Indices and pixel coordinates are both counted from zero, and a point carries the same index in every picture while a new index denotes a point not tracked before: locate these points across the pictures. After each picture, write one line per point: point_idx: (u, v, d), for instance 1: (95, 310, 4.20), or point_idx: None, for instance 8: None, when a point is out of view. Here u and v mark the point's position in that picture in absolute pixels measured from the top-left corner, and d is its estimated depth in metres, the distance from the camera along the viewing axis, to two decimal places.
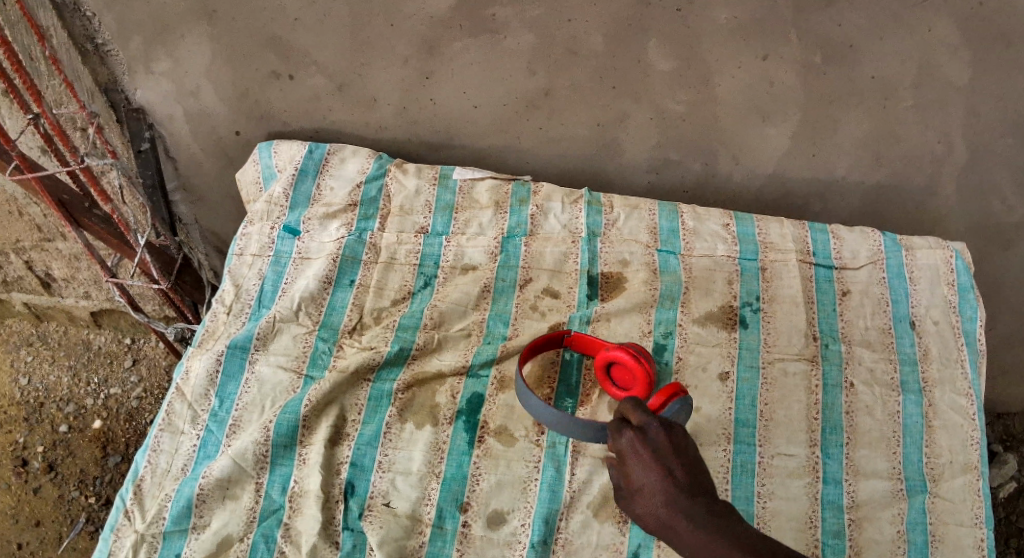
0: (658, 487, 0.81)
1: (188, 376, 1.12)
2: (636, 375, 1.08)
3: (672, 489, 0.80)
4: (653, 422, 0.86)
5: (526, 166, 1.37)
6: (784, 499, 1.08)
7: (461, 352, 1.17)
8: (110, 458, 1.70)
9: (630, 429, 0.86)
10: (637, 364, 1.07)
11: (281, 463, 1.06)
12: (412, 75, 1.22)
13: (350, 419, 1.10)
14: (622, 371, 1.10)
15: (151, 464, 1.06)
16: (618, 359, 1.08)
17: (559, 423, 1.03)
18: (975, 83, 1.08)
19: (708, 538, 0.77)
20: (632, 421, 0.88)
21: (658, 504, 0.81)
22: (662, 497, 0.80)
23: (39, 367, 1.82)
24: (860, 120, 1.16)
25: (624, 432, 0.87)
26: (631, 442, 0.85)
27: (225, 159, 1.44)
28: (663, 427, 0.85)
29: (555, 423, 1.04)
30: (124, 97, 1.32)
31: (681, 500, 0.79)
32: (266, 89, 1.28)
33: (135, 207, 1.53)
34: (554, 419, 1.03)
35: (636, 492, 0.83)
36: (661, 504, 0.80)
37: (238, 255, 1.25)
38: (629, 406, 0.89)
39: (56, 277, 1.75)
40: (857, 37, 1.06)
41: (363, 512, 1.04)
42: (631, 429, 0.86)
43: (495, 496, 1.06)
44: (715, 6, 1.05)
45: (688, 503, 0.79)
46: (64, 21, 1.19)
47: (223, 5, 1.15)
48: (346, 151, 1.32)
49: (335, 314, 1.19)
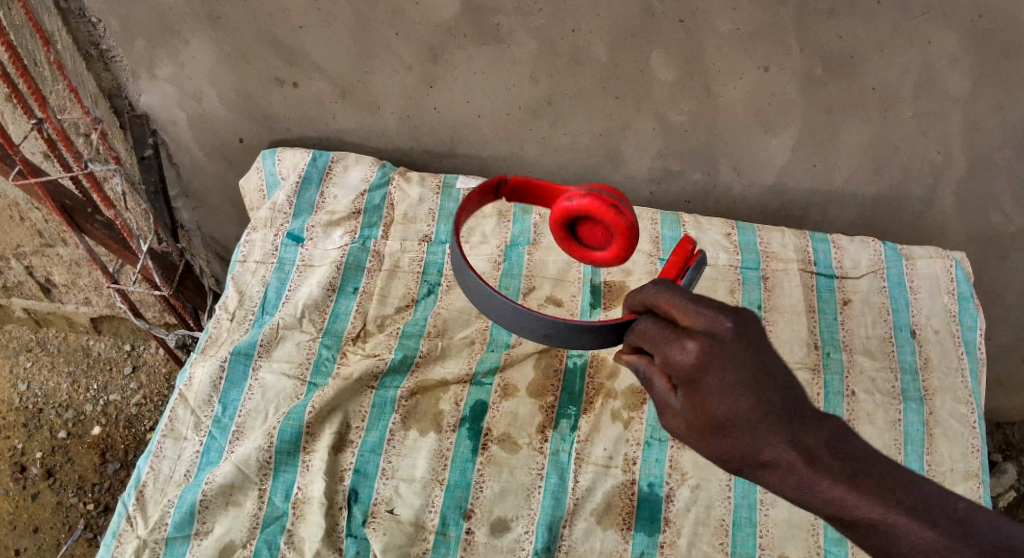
0: (748, 425, 0.62)
1: (191, 383, 1.12)
2: (617, 228, 0.80)
3: (766, 419, 0.61)
4: (700, 308, 0.65)
5: (528, 174, 1.38)
6: (786, 507, 1.09)
7: (465, 360, 1.18)
8: (110, 464, 1.70)
9: (687, 345, 0.64)
10: (616, 212, 0.79)
11: (284, 470, 1.07)
12: (416, 82, 1.23)
13: (353, 426, 1.11)
14: (594, 230, 0.84)
15: (154, 470, 1.06)
16: (590, 210, 0.80)
17: (495, 309, 0.82)
18: (974, 94, 1.09)
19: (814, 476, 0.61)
20: (687, 334, 0.64)
21: (748, 452, 0.62)
22: (747, 437, 0.62)
23: (38, 373, 1.81)
24: (861, 130, 1.17)
25: (686, 352, 0.64)
26: (693, 363, 0.63)
27: (228, 164, 1.45)
28: (720, 310, 0.65)
29: (491, 309, 0.83)
30: (128, 103, 1.33)
31: (782, 444, 0.61)
32: (270, 94, 1.29)
33: (137, 214, 1.52)
34: (484, 300, 0.83)
35: (718, 443, 0.63)
36: (747, 448, 0.62)
37: (241, 262, 1.25)
38: (665, 298, 0.67)
39: (56, 283, 1.75)
40: (858, 50, 1.06)
41: (367, 519, 1.04)
42: (693, 348, 0.63)
43: (498, 503, 1.06)
44: (718, 17, 1.06)
45: (793, 445, 0.61)
46: (69, 26, 1.19)
47: (229, 12, 1.16)
48: (350, 159, 1.33)
49: (338, 321, 1.20)
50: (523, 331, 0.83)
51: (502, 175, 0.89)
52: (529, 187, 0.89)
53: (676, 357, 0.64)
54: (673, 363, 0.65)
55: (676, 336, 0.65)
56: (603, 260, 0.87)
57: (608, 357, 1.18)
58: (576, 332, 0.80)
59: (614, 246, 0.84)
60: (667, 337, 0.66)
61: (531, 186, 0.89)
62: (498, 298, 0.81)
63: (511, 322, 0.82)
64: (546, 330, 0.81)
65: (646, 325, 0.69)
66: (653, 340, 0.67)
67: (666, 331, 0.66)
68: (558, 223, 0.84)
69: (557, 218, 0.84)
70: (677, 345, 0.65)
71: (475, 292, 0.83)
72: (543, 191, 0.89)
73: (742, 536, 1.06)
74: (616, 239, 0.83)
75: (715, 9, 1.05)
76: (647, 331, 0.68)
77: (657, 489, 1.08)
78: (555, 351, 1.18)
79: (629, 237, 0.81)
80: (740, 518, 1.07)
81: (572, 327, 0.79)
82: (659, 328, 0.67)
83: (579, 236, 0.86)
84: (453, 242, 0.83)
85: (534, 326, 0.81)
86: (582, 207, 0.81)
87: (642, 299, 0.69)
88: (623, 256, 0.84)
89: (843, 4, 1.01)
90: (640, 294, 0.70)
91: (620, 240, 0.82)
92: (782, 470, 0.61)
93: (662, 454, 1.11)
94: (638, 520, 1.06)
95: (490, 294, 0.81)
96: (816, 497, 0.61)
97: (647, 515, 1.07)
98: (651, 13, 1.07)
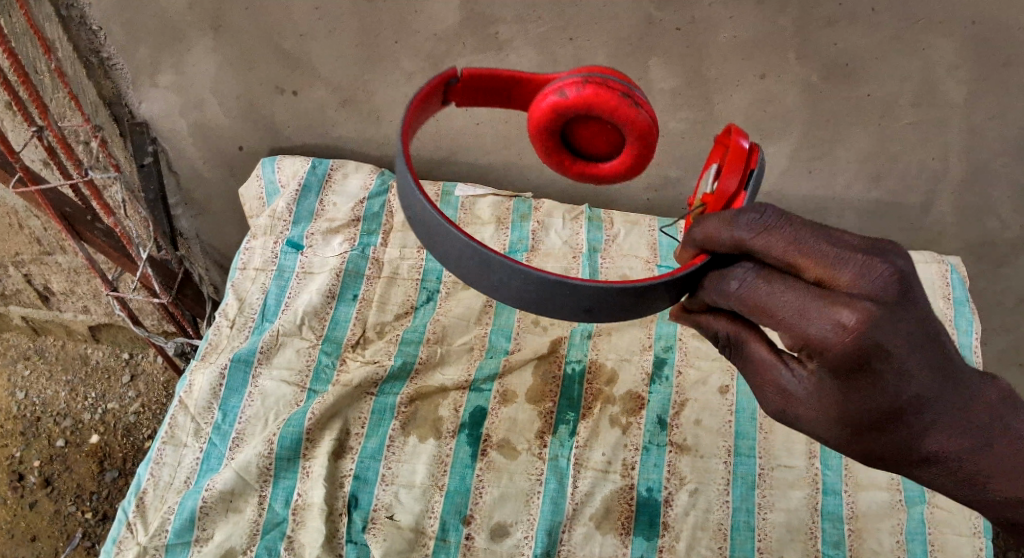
0: (908, 404, 0.62)
1: (191, 389, 1.13)
2: (631, 127, 0.62)
3: (925, 396, 0.62)
4: (852, 266, 0.60)
5: (527, 180, 1.41)
6: (784, 511, 1.09)
7: (464, 367, 1.19)
8: (108, 473, 1.70)
9: (846, 321, 0.58)
10: (628, 103, 0.61)
11: (284, 477, 1.07)
12: (417, 90, 1.23)
13: (353, 433, 1.11)
14: (594, 136, 0.65)
15: (154, 477, 1.06)
16: (592, 103, 0.61)
17: (475, 271, 0.60)
18: (970, 102, 1.11)
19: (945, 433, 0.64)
20: (843, 302, 0.59)
21: (904, 438, 0.64)
22: (902, 425, 0.63)
23: (36, 381, 1.81)
24: (858, 136, 1.18)
25: (842, 330, 0.59)
26: (856, 345, 0.59)
27: (229, 171, 1.46)
28: (871, 264, 0.60)
29: (469, 271, 0.60)
30: (128, 110, 1.33)
31: (941, 429, 0.63)
32: (271, 102, 1.30)
33: (137, 222, 1.52)
34: (462, 257, 0.60)
35: (865, 431, 0.64)
36: (902, 434, 0.64)
37: (241, 269, 1.26)
38: (798, 246, 0.60)
39: (55, 291, 1.74)
40: (855, 58, 1.08)
41: (366, 525, 1.05)
42: (857, 326, 0.58)
43: (498, 509, 1.07)
44: (716, 26, 1.07)
45: (954, 432, 0.63)
46: (70, 34, 1.18)
47: (232, 22, 1.17)
48: (349, 167, 1.34)
49: (337, 328, 1.21)
50: (514, 301, 0.61)
51: (449, 67, 0.69)
52: (482, 80, 0.70)
53: (815, 332, 0.59)
54: (816, 341, 0.60)
55: (823, 303, 0.59)
56: (611, 177, 0.67)
57: (606, 363, 1.19)
58: (598, 299, 0.60)
59: (624, 155, 0.65)
60: (809, 303, 0.60)
61: (484, 78, 0.70)
62: (485, 255, 0.58)
63: (500, 290, 0.60)
64: (550, 298, 0.60)
65: (768, 282, 0.62)
66: (786, 304, 0.61)
67: (801, 291, 0.60)
68: (545, 131, 0.64)
69: (544, 122, 0.64)
70: (831, 320, 0.59)
71: (443, 246, 0.60)
72: (500, 85, 0.71)
73: (740, 540, 1.07)
74: (628, 143, 0.64)
75: (714, 18, 1.06)
76: (776, 292, 0.61)
77: (655, 494, 1.09)
78: (554, 357, 1.19)
79: (648, 139, 0.63)
80: (738, 522, 1.08)
81: (595, 291, 0.59)
82: (796, 288, 0.60)
83: (571, 146, 0.66)
84: (409, 176, 0.60)
85: (533, 293, 0.59)
86: (581, 101, 0.61)
87: (765, 246, 0.61)
88: (639, 167, 0.66)
89: (841, 13, 1.03)
90: (757, 236, 0.61)
91: (635, 143, 0.63)
92: (936, 457, 0.65)
93: (660, 459, 1.12)
94: (637, 525, 1.07)
95: (472, 249, 0.58)
96: (963, 479, 0.66)
97: (646, 519, 1.07)
98: (651, 21, 1.08)
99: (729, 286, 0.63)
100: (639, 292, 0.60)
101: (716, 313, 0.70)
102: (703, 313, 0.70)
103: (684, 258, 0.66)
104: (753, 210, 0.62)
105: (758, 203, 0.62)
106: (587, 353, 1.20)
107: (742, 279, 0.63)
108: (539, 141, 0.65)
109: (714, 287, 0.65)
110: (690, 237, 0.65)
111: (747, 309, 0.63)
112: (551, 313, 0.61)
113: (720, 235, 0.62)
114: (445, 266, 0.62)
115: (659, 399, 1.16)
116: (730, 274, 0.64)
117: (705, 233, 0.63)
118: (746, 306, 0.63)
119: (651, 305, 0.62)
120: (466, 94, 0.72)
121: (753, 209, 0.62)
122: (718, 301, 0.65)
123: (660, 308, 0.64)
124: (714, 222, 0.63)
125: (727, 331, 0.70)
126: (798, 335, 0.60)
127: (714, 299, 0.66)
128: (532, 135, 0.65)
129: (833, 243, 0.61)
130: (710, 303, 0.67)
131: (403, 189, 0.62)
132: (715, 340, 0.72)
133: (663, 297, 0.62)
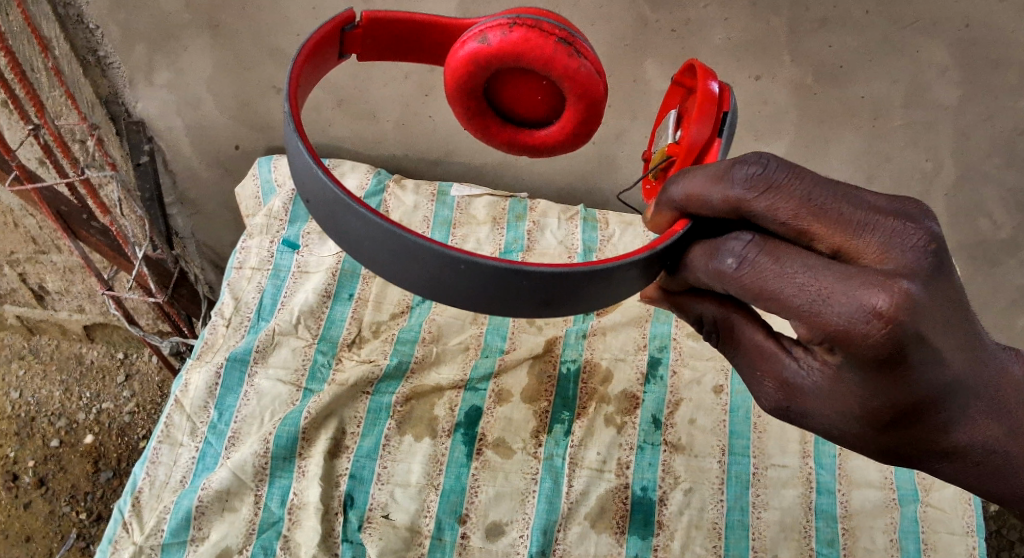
0: (943, 390, 0.56)
1: (187, 389, 1.13)
2: (569, 81, 0.61)
3: (959, 383, 0.56)
4: (878, 235, 0.53)
5: (522, 180, 1.42)
6: (778, 509, 1.10)
7: (460, 365, 1.19)
8: (102, 473, 1.70)
9: (879, 306, 0.51)
10: (566, 52, 0.60)
11: (280, 476, 1.07)
12: (412, 91, 1.22)
13: (349, 432, 1.12)
14: (527, 93, 0.64)
15: (150, 476, 1.07)
16: (522, 50, 0.59)
17: (401, 264, 0.54)
18: (962, 104, 1.11)
19: (973, 420, 0.58)
20: (872, 282, 0.52)
21: (930, 432, 0.58)
22: (928, 419, 0.57)
23: (30, 381, 1.81)
24: (851, 137, 1.19)
25: (871, 317, 0.51)
26: (888, 333, 0.52)
27: (223, 170, 1.47)
28: (900, 230, 0.53)
29: (395, 266, 0.54)
30: (124, 109, 1.33)
31: (969, 420, 0.58)
32: (267, 101, 1.30)
33: (133, 222, 1.52)
34: (384, 247, 0.54)
35: (888, 429, 0.58)
36: (928, 429, 0.58)
37: (237, 268, 1.26)
38: (811, 208, 0.54)
39: (50, 290, 1.73)
40: (847, 59, 1.08)
41: (362, 525, 1.05)
42: (890, 312, 0.51)
43: (493, 508, 1.07)
44: (711, 28, 1.07)
45: (981, 421, 0.59)
46: (67, 33, 1.18)
47: (228, 21, 1.17)
48: (345, 167, 1.34)
49: (333, 327, 1.21)
50: (448, 296, 0.55)
51: (344, 10, 0.66)
52: (387, 25, 0.68)
53: (839, 320, 0.52)
54: (840, 330, 0.52)
55: (848, 283, 0.52)
56: (548, 139, 0.67)
57: (601, 362, 1.19)
58: (548, 286, 0.54)
59: (564, 114, 0.65)
60: (831, 284, 0.52)
61: (390, 23, 0.69)
62: (411, 242, 0.52)
63: (432, 284, 0.54)
64: (490, 288, 0.54)
65: (776, 258, 0.54)
66: (802, 288, 0.53)
67: (818, 268, 0.53)
68: (470, 81, 0.63)
69: (468, 72, 0.62)
70: (859, 306, 0.51)
71: (362, 240, 0.55)
72: (410, 31, 0.70)
73: (734, 539, 1.08)
74: (565, 99, 0.63)
75: (708, 19, 1.07)
76: (786, 272, 0.54)
77: (650, 493, 1.10)
78: (549, 356, 1.19)
79: (588, 95, 0.62)
80: (732, 521, 1.09)
81: (543, 276, 0.53)
82: (813, 267, 0.53)
83: (496, 98, 0.66)
84: (314, 163, 0.55)
85: (470, 284, 0.54)
86: (508, 47, 0.59)
87: (769, 207, 0.55)
88: (578, 128, 0.66)
89: (833, 14, 1.03)
90: (758, 195, 0.55)
91: (573, 99, 0.63)
92: (961, 451, 0.60)
93: (655, 458, 1.12)
94: (632, 523, 1.07)
95: (394, 236, 0.53)
96: (987, 473, 0.61)
97: (641, 518, 1.08)
98: (645, 22, 1.08)
99: (724, 264, 0.57)
100: (593, 274, 0.54)
101: (702, 296, 0.66)
102: (685, 295, 0.68)
103: (659, 224, 0.62)
104: (751, 162, 0.56)
105: (757, 156, 0.56)
106: (582, 352, 1.20)
107: (741, 255, 0.56)
108: (463, 94, 0.64)
109: (704, 262, 0.59)
110: (668, 198, 0.60)
111: (748, 293, 0.56)
112: (493, 308, 0.55)
113: (709, 195, 0.57)
114: (367, 263, 0.56)
115: (654, 398, 1.17)
116: (725, 248, 0.57)
117: (690, 191, 0.58)
118: (748, 289, 0.56)
119: (608, 291, 0.57)
120: (368, 43, 0.70)
121: (752, 162, 0.56)
122: (709, 279, 0.59)
123: (621, 294, 0.58)
124: (704, 179, 0.57)
125: (716, 314, 0.66)
126: (818, 326, 0.53)
127: (704, 277, 0.59)
128: (454, 85, 0.63)
129: (857, 202, 0.54)
130: (698, 281, 0.61)
131: (309, 180, 0.56)
132: (702, 323, 0.68)
133: (626, 279, 0.57)
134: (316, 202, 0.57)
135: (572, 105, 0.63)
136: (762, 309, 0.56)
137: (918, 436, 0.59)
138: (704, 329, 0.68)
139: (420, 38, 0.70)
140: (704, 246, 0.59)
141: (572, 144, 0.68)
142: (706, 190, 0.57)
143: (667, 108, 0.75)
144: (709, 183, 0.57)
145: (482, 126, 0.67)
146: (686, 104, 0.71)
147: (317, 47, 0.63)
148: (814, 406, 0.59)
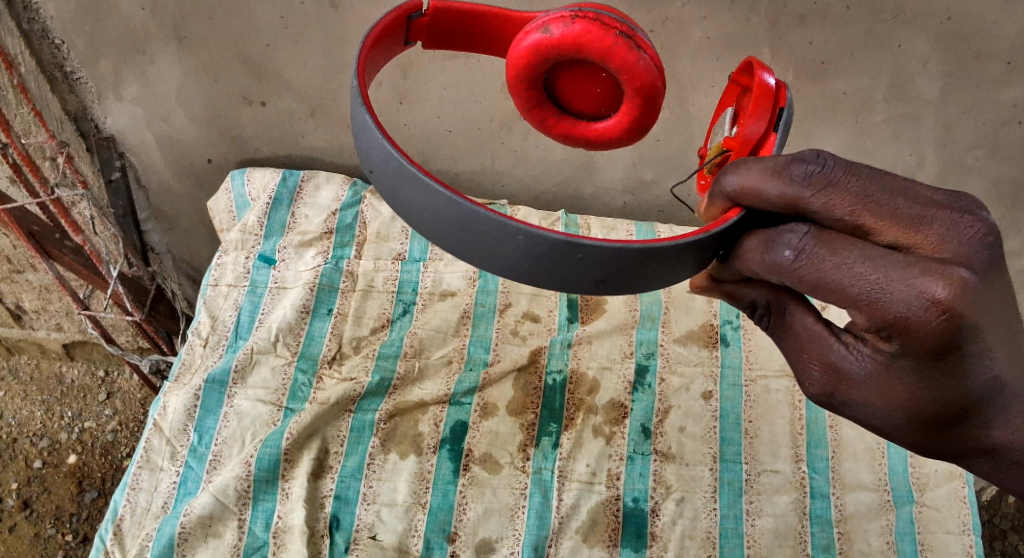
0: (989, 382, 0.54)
1: (165, 411, 1.10)
2: (628, 75, 0.58)
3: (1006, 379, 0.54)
4: (936, 227, 0.51)
5: (503, 187, 1.39)
6: (772, 516, 1.09)
7: (443, 380, 1.16)
8: (87, 493, 1.67)
9: (935, 296, 0.50)
10: (625, 45, 0.57)
11: (263, 499, 1.04)
12: (387, 98, 1.19)
13: (332, 451, 1.09)
14: (586, 86, 0.62)
15: (131, 503, 1.03)
16: (582, 42, 0.57)
17: (461, 238, 0.52)
18: (944, 96, 1.09)
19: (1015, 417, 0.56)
20: (930, 271, 0.50)
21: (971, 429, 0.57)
22: (969, 414, 0.56)
23: (10, 403, 1.77)
24: (832, 133, 1.18)
25: (929, 306, 0.50)
26: (946, 322, 0.50)
27: (198, 184, 1.43)
28: (958, 222, 0.52)
29: (453, 239, 0.52)
30: (94, 125, 1.28)
31: (1008, 419, 0.56)
32: (240, 113, 1.27)
33: (106, 239, 1.48)
34: (443, 223, 0.52)
35: (933, 422, 0.56)
36: (969, 425, 0.56)
37: (213, 286, 1.23)
38: (867, 204, 0.52)
39: (26, 309, 1.69)
40: (829, 56, 1.06)
41: (349, 546, 1.03)
42: (948, 300, 0.50)
43: (482, 525, 1.05)
44: (689, 26, 1.05)
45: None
46: (32, 48, 1.14)
47: (195, 32, 1.13)
48: (320, 178, 1.31)
49: (313, 344, 1.18)
50: (508, 271, 0.53)
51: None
52: (452, 17, 0.66)
53: (898, 309, 0.51)
54: (898, 319, 0.51)
55: (906, 272, 0.50)
56: (605, 133, 0.65)
57: (588, 372, 1.17)
58: (605, 263, 0.52)
59: (621, 108, 0.62)
60: (888, 273, 0.50)
61: (453, 13, 0.66)
62: (469, 210, 0.50)
63: (491, 259, 0.52)
64: (546, 264, 0.52)
65: (832, 249, 0.52)
66: (860, 278, 0.51)
67: (875, 259, 0.51)
68: (530, 73, 0.61)
69: (529, 63, 0.60)
70: (918, 294, 0.50)
71: (422, 213, 0.52)
72: (476, 21, 0.67)
73: (729, 547, 1.06)
74: (623, 93, 0.61)
75: (686, 18, 1.04)
76: (844, 263, 0.51)
77: (642, 504, 1.08)
78: (534, 367, 1.17)
79: (646, 90, 0.59)
80: (726, 529, 1.07)
81: (601, 251, 0.51)
82: (871, 258, 0.51)
83: (556, 93, 0.63)
84: (379, 133, 0.53)
85: (530, 259, 0.52)
86: (569, 40, 0.57)
87: (825, 205, 0.53)
88: (637, 121, 0.62)
89: (814, 10, 1.01)
90: (815, 192, 0.53)
91: (630, 93, 0.60)
92: (1001, 450, 0.57)
93: (645, 468, 1.10)
94: (625, 536, 1.06)
95: (452, 204, 0.50)
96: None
97: (634, 530, 1.06)
98: None
99: (781, 256, 0.54)
100: (655, 253, 0.52)
101: (750, 282, 0.64)
102: (732, 283, 0.66)
103: (713, 215, 0.59)
104: (809, 160, 0.53)
105: (816, 153, 0.54)
106: (567, 362, 1.18)
107: (798, 246, 0.54)
108: (522, 85, 0.62)
109: (758, 255, 0.56)
110: (721, 188, 0.57)
111: (805, 286, 0.54)
112: (548, 284, 0.53)
113: (766, 191, 0.54)
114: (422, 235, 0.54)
115: (642, 407, 1.15)
116: (780, 241, 0.54)
117: (745, 184, 0.55)
118: (807, 281, 0.54)
119: (670, 269, 0.55)
120: (432, 32, 0.67)
121: (810, 159, 0.53)
122: (765, 272, 0.56)
123: (679, 276, 0.56)
124: (761, 173, 0.54)
125: (766, 298, 0.63)
126: (877, 315, 0.51)
127: (758, 269, 0.57)
128: (515, 73, 0.61)
129: (913, 194, 0.52)
130: (751, 274, 0.58)
131: (373, 152, 0.54)
132: (754, 308, 0.65)
133: (686, 259, 0.55)
134: (376, 172, 0.55)
135: (632, 97, 0.60)
136: (820, 300, 0.54)
137: (961, 427, 0.56)
138: (755, 313, 0.65)
139: (480, 29, 0.68)
140: (758, 236, 0.56)
141: (628, 139, 0.65)
142: (761, 183, 0.54)
143: (722, 106, 0.73)
144: (762, 175, 0.54)
145: (540, 119, 0.65)
146: (743, 103, 0.68)
147: (384, 32, 0.62)
148: (863, 390, 0.57)
